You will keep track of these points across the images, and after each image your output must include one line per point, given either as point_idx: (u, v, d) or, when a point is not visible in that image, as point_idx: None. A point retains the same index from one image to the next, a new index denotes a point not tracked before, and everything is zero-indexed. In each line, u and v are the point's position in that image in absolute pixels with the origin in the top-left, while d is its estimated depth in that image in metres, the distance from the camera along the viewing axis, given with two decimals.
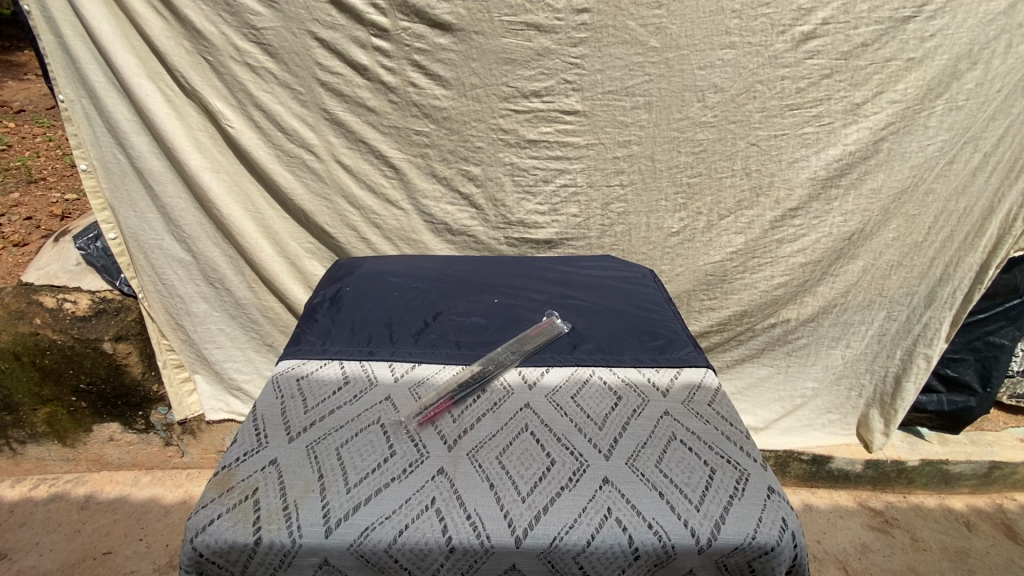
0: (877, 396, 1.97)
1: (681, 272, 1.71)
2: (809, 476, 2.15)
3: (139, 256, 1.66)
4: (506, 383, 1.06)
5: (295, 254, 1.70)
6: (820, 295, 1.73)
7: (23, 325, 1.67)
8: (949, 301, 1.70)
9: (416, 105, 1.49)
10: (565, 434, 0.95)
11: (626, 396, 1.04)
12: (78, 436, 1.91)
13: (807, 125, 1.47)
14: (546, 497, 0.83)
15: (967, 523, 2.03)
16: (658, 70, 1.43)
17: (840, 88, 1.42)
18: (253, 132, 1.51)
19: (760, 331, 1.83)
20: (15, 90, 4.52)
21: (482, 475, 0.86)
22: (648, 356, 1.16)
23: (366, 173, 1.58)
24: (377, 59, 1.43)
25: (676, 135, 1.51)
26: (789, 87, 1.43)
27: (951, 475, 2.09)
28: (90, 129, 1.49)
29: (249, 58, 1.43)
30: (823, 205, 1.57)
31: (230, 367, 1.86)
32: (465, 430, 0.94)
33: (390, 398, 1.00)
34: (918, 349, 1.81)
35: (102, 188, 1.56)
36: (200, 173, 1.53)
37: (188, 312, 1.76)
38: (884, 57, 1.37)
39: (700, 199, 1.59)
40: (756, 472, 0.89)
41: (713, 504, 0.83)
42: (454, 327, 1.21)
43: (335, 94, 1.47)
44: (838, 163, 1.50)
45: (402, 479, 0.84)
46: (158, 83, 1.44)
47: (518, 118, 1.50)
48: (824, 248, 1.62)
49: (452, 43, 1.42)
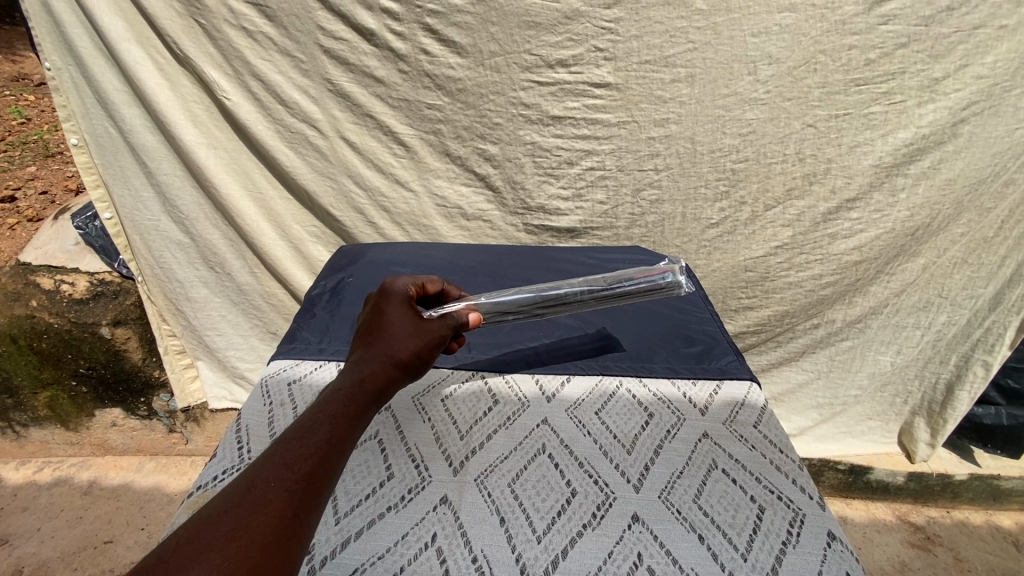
0: (925, 406, 1.78)
1: (717, 267, 1.57)
2: (844, 486, 2.00)
3: (135, 237, 1.57)
4: (520, 394, 0.94)
5: (300, 238, 1.60)
6: (872, 296, 1.55)
7: (19, 308, 1.60)
8: (1017, 304, 1.49)
9: (429, 75, 1.34)
10: (589, 457, 0.83)
11: (659, 412, 0.91)
12: (81, 420, 1.85)
13: (875, 103, 1.28)
14: (565, 537, 0.71)
15: (1017, 544, 1.87)
16: (704, 37, 1.25)
17: (918, 60, 1.23)
18: (252, 104, 1.38)
19: (802, 332, 1.67)
20: (34, 63, 4.42)
21: (492, 506, 0.74)
22: (683, 365, 1.02)
23: (374, 151, 1.45)
24: (386, 23, 1.28)
25: (721, 114, 1.33)
26: (857, 58, 1.24)
27: (1002, 492, 1.90)
28: (80, 99, 1.39)
29: (246, 22, 1.30)
30: (887, 196, 1.39)
31: (233, 355, 1.79)
32: (473, 450, 0.83)
33: (391, 409, 0.90)
34: (975, 356, 1.61)
35: (95, 164, 1.46)
36: (196, 149, 1.42)
37: (188, 296, 1.67)
38: (972, 23, 1.17)
39: (745, 187, 1.43)
40: (812, 511, 0.75)
41: (763, 551, 0.69)
42: (465, 326, 1.10)
43: (340, 62, 1.34)
44: (908, 148, 1.32)
45: (400, 508, 0.74)
46: (149, 49, 1.32)
47: (542, 91, 1.34)
48: (883, 244, 1.45)
49: (470, 4, 1.25)
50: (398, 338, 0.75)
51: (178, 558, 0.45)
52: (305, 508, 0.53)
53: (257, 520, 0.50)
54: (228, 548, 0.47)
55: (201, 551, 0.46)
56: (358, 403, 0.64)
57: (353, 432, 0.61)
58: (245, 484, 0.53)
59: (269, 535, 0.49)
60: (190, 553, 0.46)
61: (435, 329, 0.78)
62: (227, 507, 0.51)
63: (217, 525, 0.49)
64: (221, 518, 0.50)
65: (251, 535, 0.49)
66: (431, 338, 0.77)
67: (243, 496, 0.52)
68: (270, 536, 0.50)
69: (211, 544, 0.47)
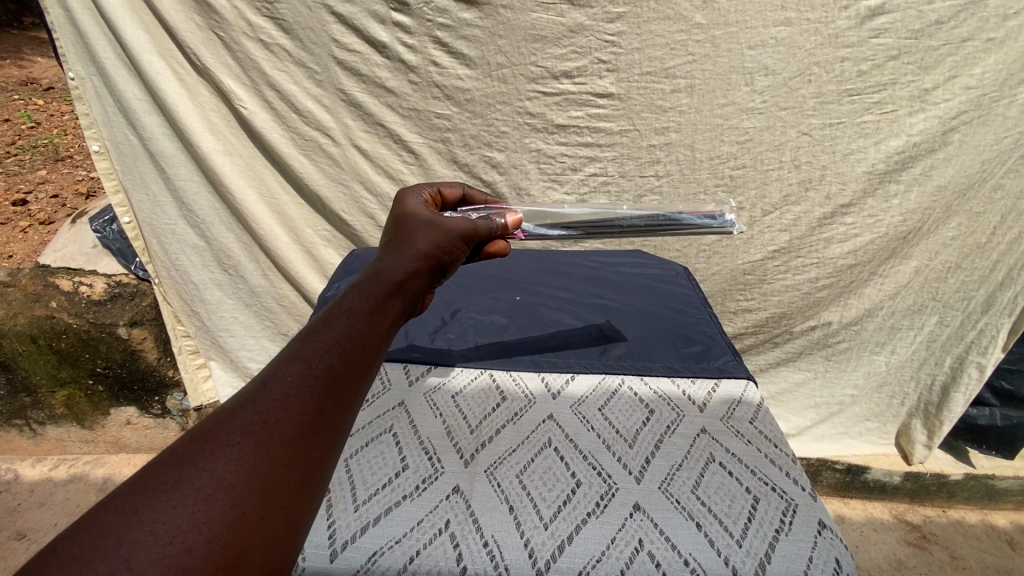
0: (921, 406, 1.81)
1: (717, 270, 1.63)
2: (842, 486, 2.02)
3: (153, 240, 1.63)
4: (527, 390, 0.99)
5: (311, 241, 1.65)
6: (866, 298, 1.59)
7: (39, 308, 1.65)
8: (1009, 307, 1.53)
9: (439, 86, 1.40)
10: (593, 451, 0.87)
11: (659, 409, 0.96)
12: (96, 419, 1.89)
13: (868, 112, 1.33)
14: (570, 524, 0.75)
15: (1011, 542, 1.89)
16: (703, 50, 1.30)
17: (908, 72, 1.27)
18: (267, 113, 1.44)
19: (799, 334, 1.71)
20: (43, 67, 4.48)
21: (501, 496, 0.79)
22: (682, 364, 1.06)
23: (384, 158, 1.50)
24: (397, 35, 1.34)
25: (719, 122, 1.38)
26: (849, 69, 1.29)
27: (997, 491, 1.92)
28: (102, 107, 1.45)
29: (263, 34, 1.35)
30: (880, 202, 1.43)
31: (245, 355, 1.87)
32: (483, 443, 0.88)
33: (404, 404, 0.95)
34: (969, 357, 1.65)
35: (115, 169, 1.52)
36: (213, 156, 1.47)
37: (202, 298, 1.74)
38: (960, 36, 1.22)
39: (743, 193, 1.48)
40: (805, 502, 0.79)
41: (757, 538, 0.73)
42: (473, 326, 1.15)
43: (352, 73, 1.40)
44: (900, 155, 1.36)
45: (415, 497, 0.78)
46: (170, 60, 1.38)
47: (547, 101, 1.39)
48: (877, 248, 1.49)
49: (478, 18, 1.31)
50: (416, 236, 0.69)
51: (194, 451, 0.41)
52: (331, 401, 0.48)
53: (280, 412, 0.45)
54: (250, 440, 0.43)
55: (220, 443, 0.42)
56: (381, 298, 0.58)
57: (379, 326, 0.55)
58: (263, 378, 0.47)
59: (294, 429, 0.45)
60: (208, 446, 0.42)
61: (455, 227, 0.73)
62: (246, 400, 0.46)
63: (235, 417, 0.44)
64: (240, 410, 0.45)
65: (276, 428, 0.44)
66: (451, 238, 0.72)
67: (261, 389, 0.46)
68: (296, 429, 0.45)
69: (231, 436, 0.43)
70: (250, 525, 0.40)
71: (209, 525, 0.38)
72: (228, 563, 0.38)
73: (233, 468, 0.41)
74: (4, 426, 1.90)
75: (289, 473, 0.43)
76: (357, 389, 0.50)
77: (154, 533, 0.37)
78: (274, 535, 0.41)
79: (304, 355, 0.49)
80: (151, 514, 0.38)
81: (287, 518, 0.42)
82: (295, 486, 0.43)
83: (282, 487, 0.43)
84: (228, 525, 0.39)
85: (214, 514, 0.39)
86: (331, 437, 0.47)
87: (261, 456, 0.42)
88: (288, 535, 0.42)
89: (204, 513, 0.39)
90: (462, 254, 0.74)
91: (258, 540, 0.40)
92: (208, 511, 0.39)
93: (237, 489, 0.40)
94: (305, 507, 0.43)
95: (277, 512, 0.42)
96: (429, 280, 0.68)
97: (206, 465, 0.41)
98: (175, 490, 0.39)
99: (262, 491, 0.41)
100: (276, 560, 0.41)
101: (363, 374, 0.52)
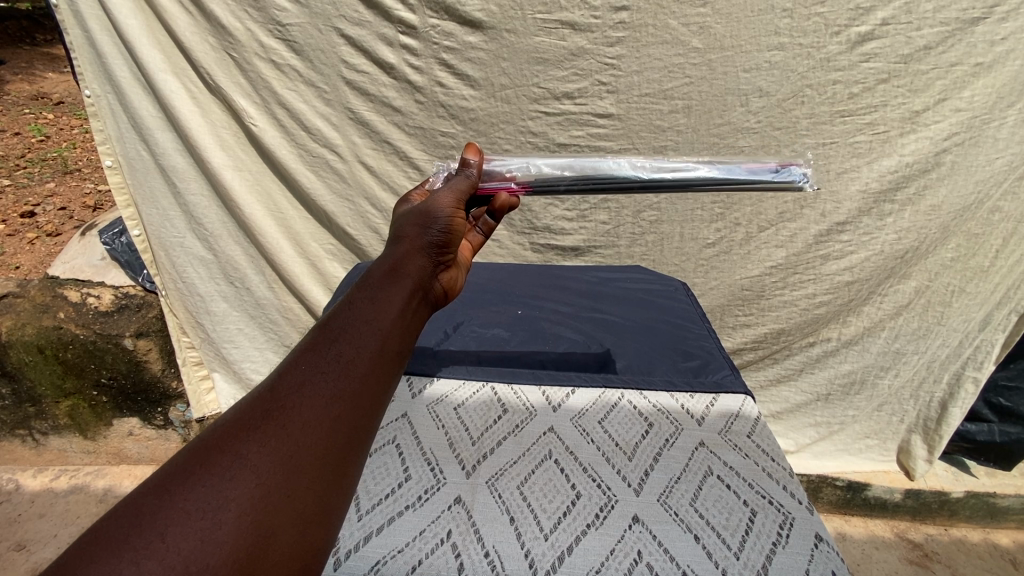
0: (920, 423, 1.81)
1: (715, 285, 1.65)
2: (843, 503, 1.99)
3: (162, 253, 1.67)
4: (528, 403, 1.01)
5: (317, 255, 1.68)
6: (865, 315, 1.61)
7: (48, 319, 1.67)
8: (1005, 324, 1.55)
9: (444, 105, 1.44)
10: (592, 463, 0.88)
11: (658, 422, 0.97)
12: (99, 429, 1.90)
13: (861, 134, 1.37)
14: (570, 535, 0.76)
15: (1014, 561, 1.85)
16: (700, 72, 1.35)
17: (899, 95, 1.31)
18: (276, 130, 1.49)
19: (797, 350, 1.73)
20: (54, 83, 4.55)
21: (502, 506, 0.80)
22: (680, 378, 1.08)
23: (391, 175, 1.54)
24: (404, 57, 1.39)
25: (716, 141, 1.41)
26: (842, 91, 1.33)
27: (999, 510, 1.89)
28: (116, 123, 1.49)
29: (275, 55, 1.41)
30: (875, 221, 1.46)
31: (248, 366, 1.89)
32: (485, 455, 0.89)
33: (407, 415, 0.97)
34: (966, 373, 1.66)
35: (127, 184, 1.56)
36: (223, 171, 1.51)
37: (208, 310, 1.77)
38: (949, 61, 1.26)
39: (740, 210, 1.52)
40: (801, 516, 0.80)
41: (754, 551, 0.74)
42: (476, 339, 1.18)
43: (360, 92, 1.44)
44: (893, 174, 1.39)
45: (417, 507, 0.80)
46: (183, 79, 1.43)
47: (549, 121, 1.43)
48: (873, 265, 1.51)
49: (483, 42, 1.36)
50: (406, 227, 0.70)
51: (220, 438, 0.44)
52: (348, 387, 0.50)
53: (300, 399, 0.48)
54: (273, 426, 0.46)
55: (245, 429, 0.45)
56: (384, 287, 0.60)
57: (387, 314, 0.57)
58: (280, 372, 0.50)
59: (316, 414, 0.47)
60: (233, 433, 0.45)
61: (441, 203, 0.72)
62: (266, 393, 0.49)
63: (258, 407, 0.47)
64: (261, 400, 0.48)
65: (294, 414, 0.47)
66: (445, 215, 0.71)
67: (281, 382, 0.49)
68: (315, 416, 0.47)
69: (254, 423, 0.46)
70: (279, 504, 0.42)
71: (237, 504, 0.41)
72: (258, 540, 0.40)
73: (260, 449, 0.44)
74: (8, 436, 1.91)
75: (311, 454, 0.45)
76: (371, 375, 0.52)
77: (187, 512, 0.40)
78: (299, 514, 0.43)
79: (316, 348, 0.52)
80: (185, 493, 0.41)
81: (314, 497, 0.44)
82: (319, 468, 0.45)
83: (307, 470, 0.45)
84: (254, 504, 0.41)
85: (241, 493, 0.41)
86: (351, 423, 0.49)
87: (284, 440, 0.45)
88: (315, 513, 0.44)
89: (234, 492, 0.41)
90: (459, 228, 0.72)
91: (287, 517, 0.42)
92: (238, 491, 0.42)
93: (264, 470, 0.43)
94: (330, 488, 0.46)
95: (304, 491, 0.44)
96: (434, 261, 0.68)
97: (234, 449, 0.44)
98: (204, 473, 0.42)
99: (287, 472, 0.44)
100: (306, 536, 0.43)
101: (379, 362, 0.53)
